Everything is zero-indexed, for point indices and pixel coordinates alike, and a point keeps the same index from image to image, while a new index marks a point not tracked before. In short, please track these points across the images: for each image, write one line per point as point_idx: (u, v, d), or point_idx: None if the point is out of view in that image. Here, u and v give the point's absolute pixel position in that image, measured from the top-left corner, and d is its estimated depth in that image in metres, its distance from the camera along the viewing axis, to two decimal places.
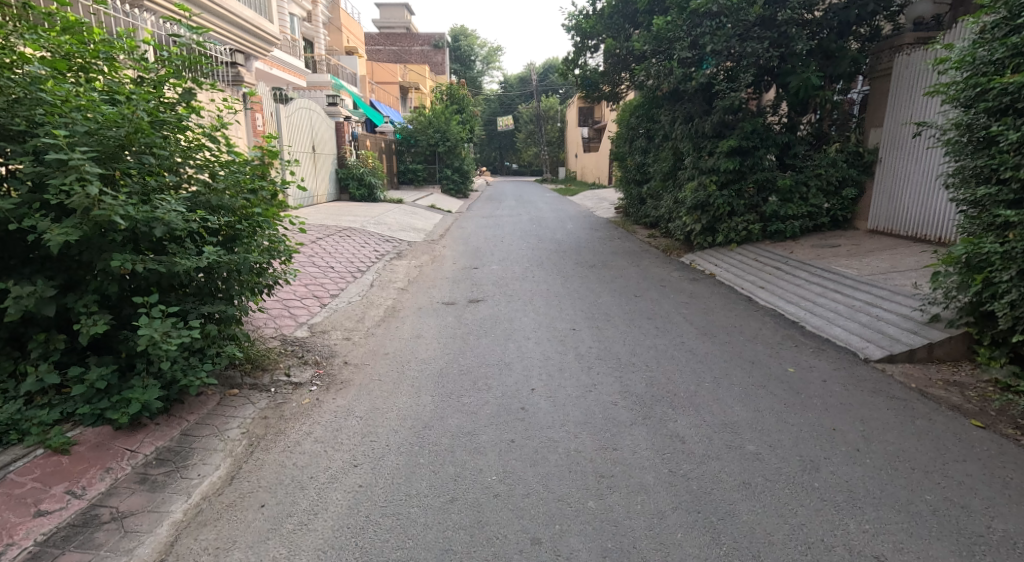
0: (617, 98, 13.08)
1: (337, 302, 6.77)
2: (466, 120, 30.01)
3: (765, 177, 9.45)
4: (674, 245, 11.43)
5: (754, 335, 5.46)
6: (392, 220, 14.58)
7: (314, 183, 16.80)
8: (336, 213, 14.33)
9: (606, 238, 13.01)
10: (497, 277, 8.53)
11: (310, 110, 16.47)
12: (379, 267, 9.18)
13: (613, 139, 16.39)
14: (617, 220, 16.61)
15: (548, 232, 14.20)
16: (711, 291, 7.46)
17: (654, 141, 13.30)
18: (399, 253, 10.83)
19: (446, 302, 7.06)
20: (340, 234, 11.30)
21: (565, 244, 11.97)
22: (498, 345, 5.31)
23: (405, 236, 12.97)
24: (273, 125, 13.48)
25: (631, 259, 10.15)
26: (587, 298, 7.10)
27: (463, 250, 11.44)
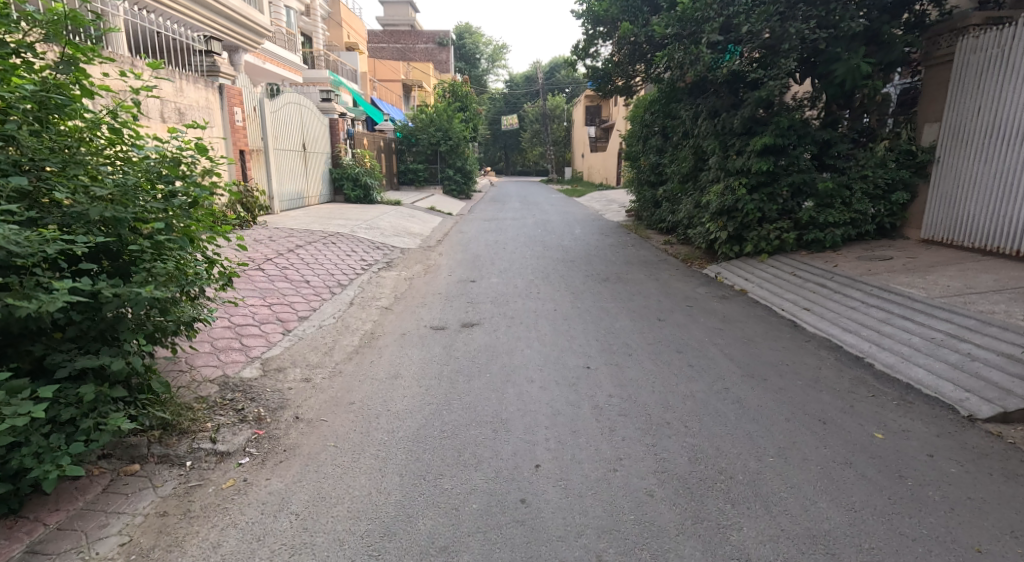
0: (631, 92, 12.01)
1: (304, 328, 5.70)
2: (469, 119, 29.02)
3: (802, 180, 8.35)
4: (694, 255, 10.33)
5: (814, 376, 4.40)
6: (386, 225, 13.51)
7: (305, 184, 15.78)
8: (325, 217, 13.28)
9: (617, 245, 11.93)
10: (498, 293, 7.48)
11: (300, 105, 15.43)
12: (362, 280, 8.11)
13: (625, 138, 15.32)
14: (627, 225, 15.56)
15: (554, 237, 13.12)
16: (747, 313, 6.38)
17: (671, 138, 12.21)
18: (389, 263, 9.75)
19: (437, 325, 6.02)
20: (324, 241, 10.27)
21: (573, 252, 10.89)
22: (494, 389, 4.26)
23: (398, 242, 11.91)
24: (255, 122, 12.45)
25: (648, 271, 9.07)
26: (601, 321, 6.05)
27: (461, 259, 10.37)
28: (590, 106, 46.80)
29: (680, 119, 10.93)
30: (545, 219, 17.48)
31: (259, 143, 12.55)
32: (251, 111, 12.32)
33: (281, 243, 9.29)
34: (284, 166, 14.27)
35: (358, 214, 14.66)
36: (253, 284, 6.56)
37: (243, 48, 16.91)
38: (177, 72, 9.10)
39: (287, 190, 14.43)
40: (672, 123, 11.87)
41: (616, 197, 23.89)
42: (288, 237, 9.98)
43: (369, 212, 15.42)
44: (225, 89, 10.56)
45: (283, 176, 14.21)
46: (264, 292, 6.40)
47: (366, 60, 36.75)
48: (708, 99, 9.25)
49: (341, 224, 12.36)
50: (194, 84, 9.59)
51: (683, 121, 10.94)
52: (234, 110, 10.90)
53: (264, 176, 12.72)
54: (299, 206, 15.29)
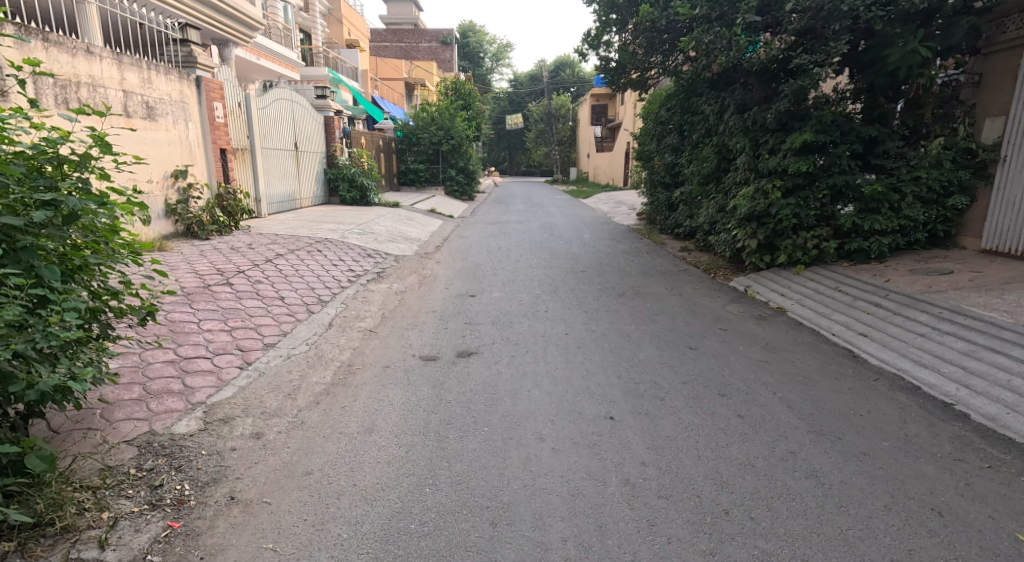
0: (646, 86, 11.11)
1: (268, 360, 4.75)
2: (472, 117, 28.14)
3: (846, 181, 7.40)
4: (717, 265, 9.38)
5: (901, 434, 3.47)
6: (381, 229, 12.61)
7: (297, 185, 14.88)
8: (316, 222, 12.37)
9: (630, 252, 11.00)
10: (500, 311, 6.57)
11: (291, 101, 14.52)
12: (345, 295, 7.18)
13: (637, 135, 14.40)
14: (640, 229, 14.63)
15: (561, 244, 12.19)
16: (792, 339, 5.45)
17: (690, 136, 11.29)
18: (380, 273, 8.84)
19: (428, 355, 5.12)
20: (311, 249, 9.37)
21: (583, 261, 9.97)
22: (495, 452, 3.35)
23: (393, 249, 11.00)
24: (241, 119, 11.53)
25: (668, 283, 8.15)
26: (623, 350, 5.13)
27: (459, 269, 9.44)
28: (596, 105, 45.90)
29: (701, 116, 10.01)
30: (551, 222, 16.57)
31: (245, 142, 11.64)
32: (237, 107, 11.39)
33: (261, 252, 8.44)
34: (273, 166, 13.36)
35: (351, 218, 13.76)
36: (215, 304, 5.62)
37: (234, 41, 16.06)
38: (146, 62, 8.17)
39: (276, 191, 13.53)
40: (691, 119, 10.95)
41: (624, 199, 22.97)
42: (271, 245, 9.10)
43: (364, 215, 14.52)
44: (203, 82, 9.63)
45: (272, 177, 13.29)
46: (226, 314, 5.45)
47: (367, 57, 35.91)
48: (736, 92, 8.34)
49: (332, 230, 11.48)
50: (165, 76, 8.67)
51: (705, 117, 10.02)
52: (214, 105, 9.98)
53: (250, 177, 11.80)
54: (290, 209, 14.38)
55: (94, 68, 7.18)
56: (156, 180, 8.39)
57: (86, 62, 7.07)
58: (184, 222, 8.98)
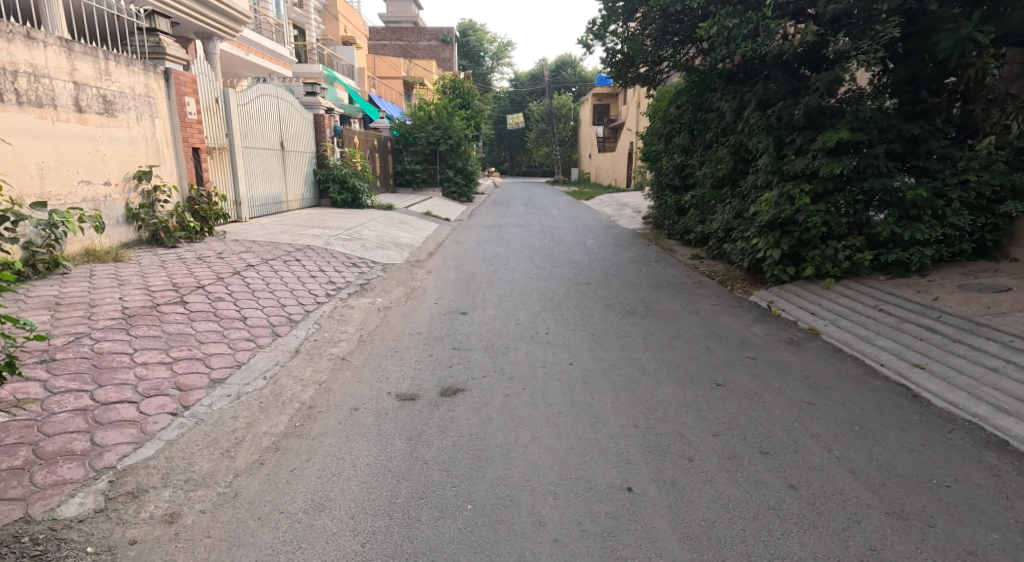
0: (655, 81, 10.33)
1: (211, 402, 3.93)
2: (471, 117, 27.39)
3: (883, 185, 6.59)
4: (734, 276, 8.56)
5: (1005, 519, 2.69)
6: (370, 235, 11.80)
7: (283, 186, 14.10)
8: (300, 227, 11.58)
9: (638, 261, 10.22)
10: (494, 334, 5.78)
11: (277, 98, 13.75)
12: (319, 312, 6.37)
13: (645, 134, 13.60)
14: (646, 234, 13.84)
15: (562, 251, 11.40)
16: (835, 372, 4.64)
17: (703, 136, 10.49)
18: (363, 285, 8.03)
19: (407, 393, 4.32)
20: (289, 257, 8.56)
21: (587, 271, 9.16)
22: (477, 548, 2.57)
23: (381, 257, 10.20)
24: (219, 116, 10.75)
25: (681, 298, 7.35)
26: (638, 388, 4.33)
27: (452, 280, 8.65)
28: (599, 105, 45.09)
29: (716, 114, 9.23)
30: (552, 226, 15.77)
31: (223, 141, 10.86)
32: (214, 103, 10.61)
33: (231, 261, 7.63)
34: (255, 167, 12.57)
35: (339, 222, 12.96)
36: (159, 329, 4.82)
37: (219, 34, 15.29)
38: (102, 51, 7.38)
39: (259, 193, 12.73)
40: (704, 117, 10.16)
41: (628, 201, 22.19)
42: (244, 253, 8.30)
43: (353, 219, 13.72)
44: (172, 74, 8.84)
45: (254, 177, 12.50)
46: (170, 342, 4.65)
47: (364, 55, 35.14)
48: (757, 86, 7.56)
49: (316, 236, 10.68)
50: (127, 67, 7.87)
51: (720, 115, 9.23)
52: (185, 100, 9.19)
53: (228, 178, 11.00)
54: (275, 212, 13.59)
55: (36, 56, 6.40)
56: (114, 182, 7.59)
57: (26, 49, 6.28)
58: (147, 228, 8.17)
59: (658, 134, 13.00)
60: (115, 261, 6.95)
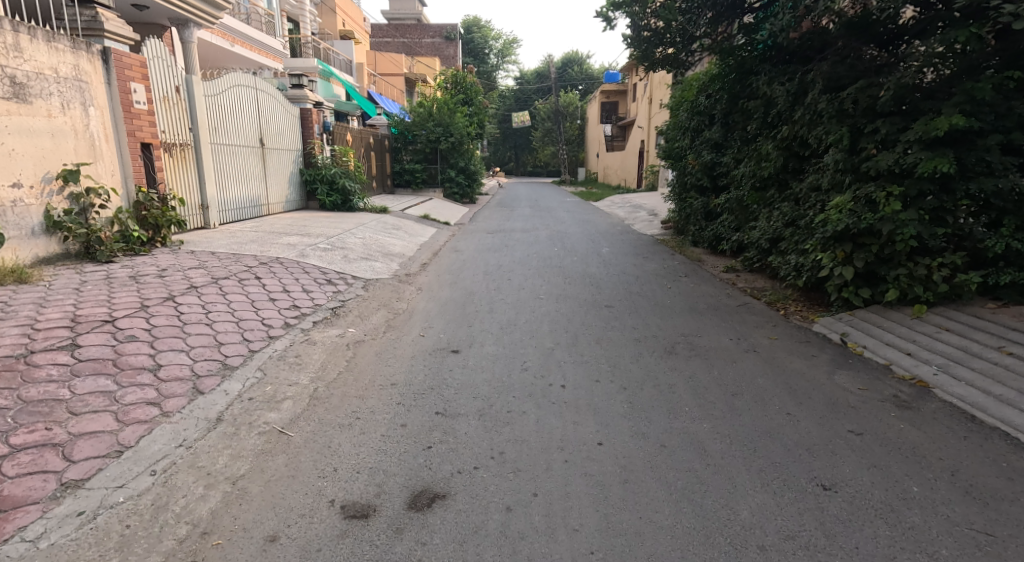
0: (683, 66, 8.91)
1: (42, 531, 2.60)
2: (474, 114, 26.04)
3: (997, 188, 5.12)
4: (785, 298, 7.09)
5: None
6: (355, 245, 10.40)
7: (261, 188, 12.67)
8: (275, 235, 10.18)
9: (665, 276, 8.79)
10: (494, 389, 4.35)
11: (254, 88, 12.33)
12: (264, 354, 4.91)
13: (670, 128, 12.18)
14: (669, 242, 12.42)
15: (575, 262, 9.99)
16: (991, 464, 3.17)
17: (742, 129, 9.03)
18: (335, 311, 6.57)
19: (360, 503, 2.91)
20: (251, 273, 7.16)
21: (607, 289, 7.72)
22: None
23: (365, 271, 8.79)
24: (180, 106, 9.33)
25: (728, 328, 5.89)
26: (707, 497, 2.89)
27: (444, 303, 7.22)
28: (607, 102, 43.59)
29: (760, 102, 7.78)
30: (562, 231, 14.36)
31: (185, 136, 9.42)
32: (174, 92, 9.19)
33: (170, 280, 6.19)
34: (226, 166, 11.13)
35: (322, 228, 11.58)
36: (10, 396, 3.41)
37: (196, 21, 13.67)
38: (11, 21, 6.00)
39: (232, 196, 11.30)
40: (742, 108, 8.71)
41: (642, 203, 20.78)
42: (192, 269, 6.88)
43: (339, 225, 12.31)
44: (113, 55, 7.41)
45: (225, 177, 11.07)
46: (19, 419, 3.27)
47: (364, 50, 33.86)
48: (824, 64, 6.12)
49: (290, 246, 9.27)
50: (48, 44, 6.47)
51: (767, 103, 7.78)
52: (130, 86, 7.74)
53: (191, 178, 9.57)
54: (251, 217, 12.17)
55: None
56: (27, 183, 6.23)
57: None
58: (75, 239, 6.76)
59: (683, 129, 11.54)
60: (17, 282, 5.57)
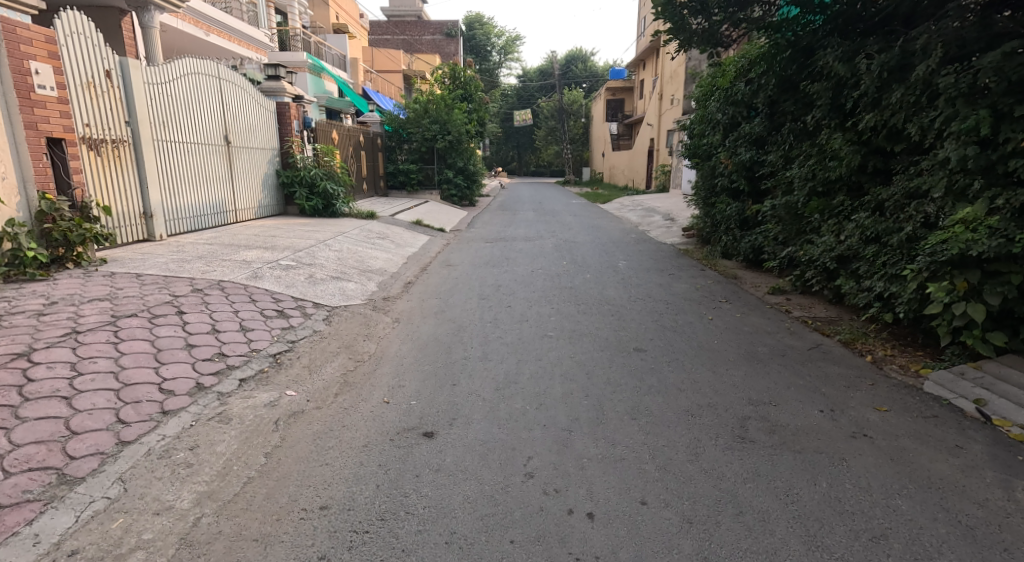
0: (723, 43, 7.44)
1: None
2: (474, 111, 24.45)
3: None
4: (869, 338, 5.50)
5: None
6: (327, 261, 8.79)
7: (225, 192, 11.09)
8: (232, 249, 8.57)
9: (700, 302, 7.18)
10: (482, 526, 2.75)
11: (216, 78, 10.77)
12: (138, 449, 3.25)
13: (699, 120, 10.66)
14: (694, 255, 10.83)
15: (588, 281, 8.39)
16: None
17: (798, 121, 7.43)
18: (275, 361, 4.93)
19: None
20: (174, 301, 5.57)
21: (632, 323, 6.13)
22: None
23: (332, 296, 7.20)
24: (112, 96, 7.74)
25: (812, 391, 4.25)
26: None
27: (426, 343, 5.60)
28: (613, 99, 41.88)
29: (827, 85, 6.20)
30: (570, 240, 12.77)
31: (119, 132, 7.82)
32: (104, 78, 7.60)
33: (49, 321, 4.62)
34: (177, 167, 9.54)
35: (291, 239, 9.98)
36: None
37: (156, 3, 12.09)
38: None
39: (183, 203, 9.71)
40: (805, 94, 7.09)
41: (655, 206, 19.14)
42: (93, 300, 5.29)
43: (314, 235, 10.71)
44: (3, 24, 5.88)
45: (173, 180, 9.48)
46: None
47: (359, 45, 32.33)
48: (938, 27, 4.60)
49: (245, 264, 7.67)
50: None
51: (838, 87, 6.18)
52: (29, 64, 6.18)
53: (127, 182, 7.97)
54: (210, 225, 10.58)
55: None
56: None
57: None
58: None
59: (716, 123, 9.92)
60: None
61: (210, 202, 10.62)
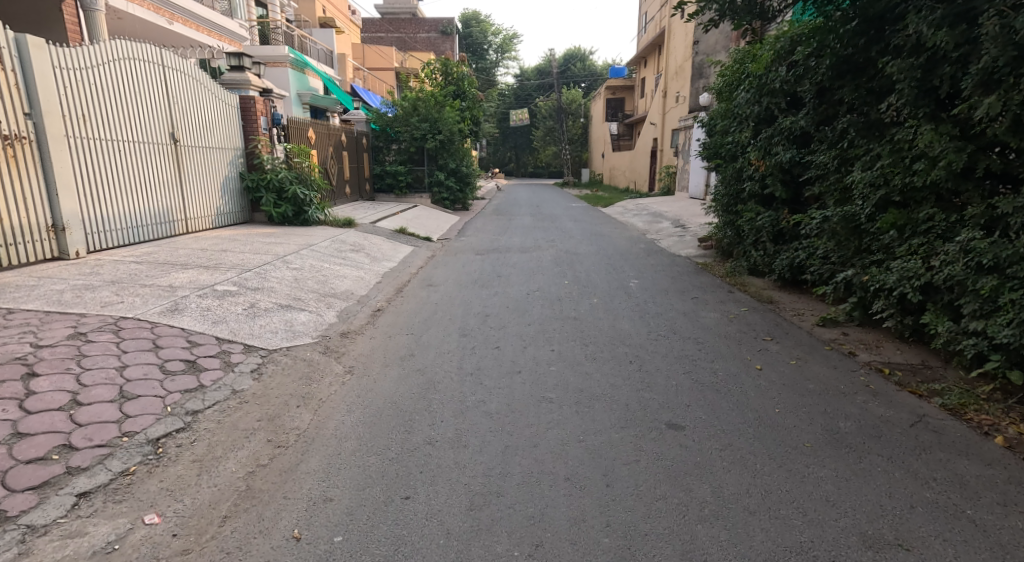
0: (765, 15, 6.02)
1: None
2: (467, 109, 22.98)
3: None
4: (986, 404, 4.06)
5: None
6: (279, 284, 7.29)
7: (168, 198, 9.60)
8: (164, 268, 7.08)
9: (737, 342, 5.71)
10: None
11: (159, 66, 9.31)
12: None
13: (725, 114, 9.26)
14: (715, 272, 9.37)
15: (595, 310, 6.90)
16: None
17: (860, 113, 6.01)
18: (152, 455, 3.37)
19: None
20: (33, 355, 4.10)
21: (658, 379, 4.66)
22: None
23: (273, 335, 5.69)
24: (3, 81, 6.28)
25: (952, 518, 2.80)
26: None
27: (381, 412, 4.13)
28: (612, 98, 40.43)
29: (916, 63, 4.83)
30: (571, 251, 11.29)
31: (10, 126, 6.34)
32: None
33: None
34: (102, 171, 8.06)
35: (244, 256, 8.48)
36: None
37: None
38: None
39: (111, 213, 8.22)
40: (877, 79, 5.69)
41: (662, 211, 17.66)
42: None
43: (274, 249, 9.22)
44: None
45: (98, 184, 8.00)
46: None
47: (347, 40, 30.84)
48: None
49: (170, 290, 6.17)
50: None
51: (931, 64, 4.82)
52: None
53: (25, 187, 6.55)
54: (148, 237, 9.08)
55: None
56: None
57: None
58: None
59: (745, 118, 8.48)
60: None
61: (150, 210, 9.13)
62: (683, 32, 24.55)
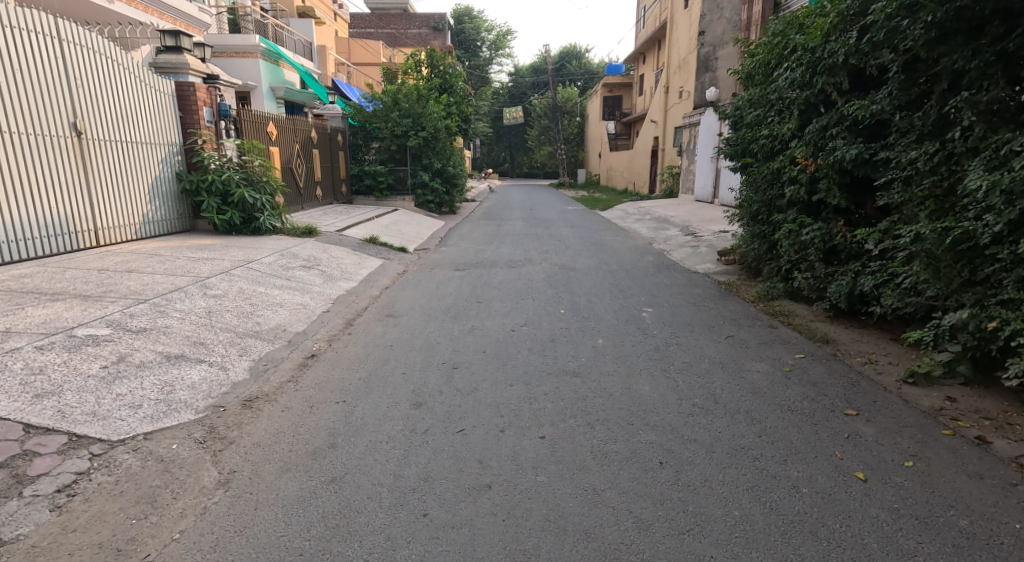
0: None
1: None
2: (455, 104, 21.17)
3: None
4: None
5: None
6: (180, 321, 5.48)
7: (58, 205, 7.77)
8: (20, 302, 5.27)
9: (810, 419, 3.96)
10: None
11: (41, 36, 7.49)
12: None
13: (757, 103, 7.58)
14: (744, 296, 7.60)
15: (600, 359, 5.11)
16: None
17: (977, 91, 4.34)
18: None
19: None
20: None
21: (709, 510, 2.91)
22: None
23: (133, 410, 3.88)
24: None
25: None
26: None
27: None
28: (610, 96, 38.68)
29: None
30: (567, 267, 9.49)
31: None
32: None
33: None
34: None
35: (153, 279, 6.67)
36: None
37: None
38: None
39: None
40: None
41: (668, 216, 15.86)
42: None
43: (197, 268, 7.41)
44: None
45: None
46: None
47: (329, 32, 28.92)
48: None
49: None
50: None
51: None
52: None
53: None
54: (22, 256, 7.25)
55: None
56: None
57: None
58: None
59: (787, 106, 6.74)
60: None
61: (26, 221, 7.29)
62: (688, 23, 22.76)
